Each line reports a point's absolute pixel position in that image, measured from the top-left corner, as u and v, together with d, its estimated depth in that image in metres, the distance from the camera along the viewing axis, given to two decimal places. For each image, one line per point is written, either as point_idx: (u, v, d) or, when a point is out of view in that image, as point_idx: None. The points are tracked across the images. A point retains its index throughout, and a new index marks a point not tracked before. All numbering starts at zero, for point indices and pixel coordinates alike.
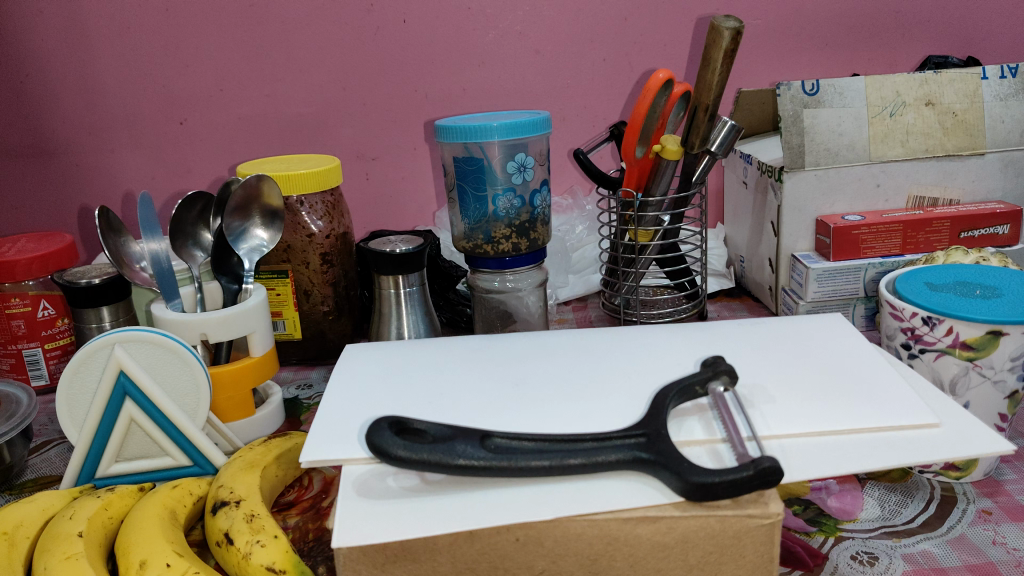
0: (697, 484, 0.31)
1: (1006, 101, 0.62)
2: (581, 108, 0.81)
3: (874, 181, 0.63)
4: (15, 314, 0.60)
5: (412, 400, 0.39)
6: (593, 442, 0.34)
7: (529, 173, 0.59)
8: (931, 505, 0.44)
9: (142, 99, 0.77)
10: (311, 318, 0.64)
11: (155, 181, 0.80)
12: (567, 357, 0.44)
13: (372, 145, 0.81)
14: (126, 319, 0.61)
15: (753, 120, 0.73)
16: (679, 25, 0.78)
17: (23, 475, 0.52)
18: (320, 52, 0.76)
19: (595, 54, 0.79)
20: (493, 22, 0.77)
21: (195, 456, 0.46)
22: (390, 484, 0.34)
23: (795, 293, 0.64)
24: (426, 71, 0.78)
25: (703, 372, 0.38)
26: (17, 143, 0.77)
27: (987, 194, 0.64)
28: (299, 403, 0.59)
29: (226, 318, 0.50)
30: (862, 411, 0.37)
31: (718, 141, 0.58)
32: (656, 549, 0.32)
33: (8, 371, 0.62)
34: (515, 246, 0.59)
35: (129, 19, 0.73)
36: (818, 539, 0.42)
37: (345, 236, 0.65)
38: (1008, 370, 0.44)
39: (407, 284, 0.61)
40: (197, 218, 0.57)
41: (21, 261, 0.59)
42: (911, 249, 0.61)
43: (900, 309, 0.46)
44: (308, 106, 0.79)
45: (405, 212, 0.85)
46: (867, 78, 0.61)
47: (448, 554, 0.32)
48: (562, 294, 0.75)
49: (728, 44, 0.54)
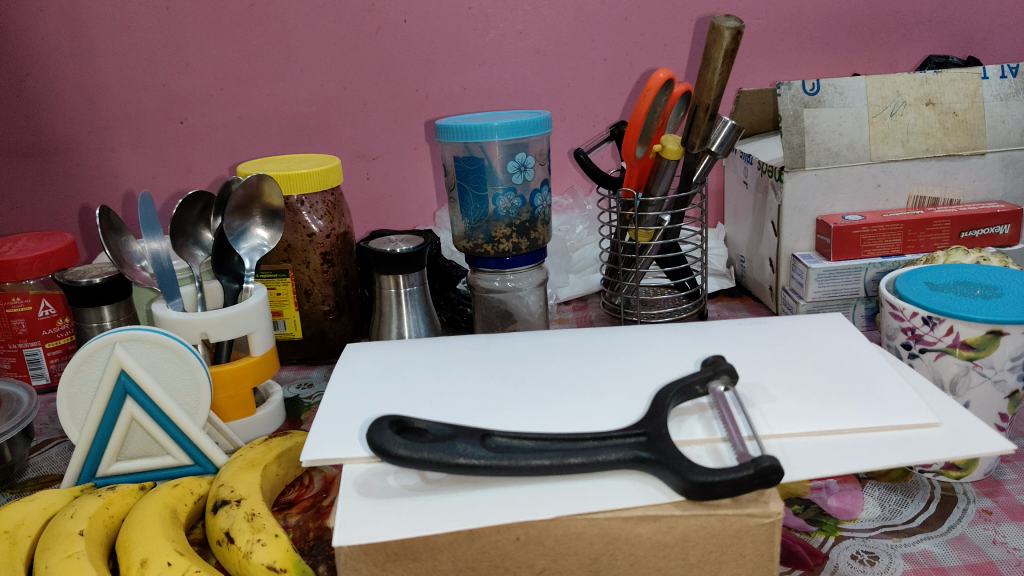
0: (697, 483, 0.31)
1: (1006, 101, 0.62)
2: (581, 108, 0.81)
3: (874, 181, 0.63)
4: (16, 313, 0.60)
5: (412, 399, 0.39)
6: (592, 441, 0.34)
7: (530, 173, 0.59)
8: (931, 504, 0.44)
9: (142, 99, 0.77)
10: (311, 318, 0.64)
11: (155, 181, 0.80)
12: (567, 357, 0.44)
13: (372, 145, 0.81)
14: (126, 319, 0.61)
15: (753, 120, 0.73)
16: (679, 25, 0.78)
17: (23, 474, 0.52)
18: (320, 51, 0.76)
19: (596, 54, 0.79)
20: (493, 22, 0.77)
21: (196, 455, 0.46)
22: (390, 483, 0.34)
23: (795, 293, 0.64)
24: (426, 70, 0.78)
25: (703, 372, 0.38)
26: (18, 142, 0.77)
27: (987, 194, 0.64)
28: (299, 402, 0.59)
29: (227, 318, 0.50)
30: (862, 410, 0.37)
31: (718, 140, 0.58)
32: (656, 548, 0.32)
33: (8, 370, 0.62)
34: (516, 246, 0.59)
35: (129, 19, 0.73)
36: (818, 538, 0.42)
37: (345, 236, 0.65)
38: (1008, 370, 0.44)
39: (407, 284, 0.61)
40: (197, 217, 0.57)
41: (21, 261, 0.59)
42: (912, 249, 0.61)
43: (900, 309, 0.46)
44: (309, 106, 0.79)
45: (405, 211, 0.85)
46: (867, 78, 0.61)
47: (448, 553, 0.32)
48: (562, 294, 0.75)
49: (728, 44, 0.54)
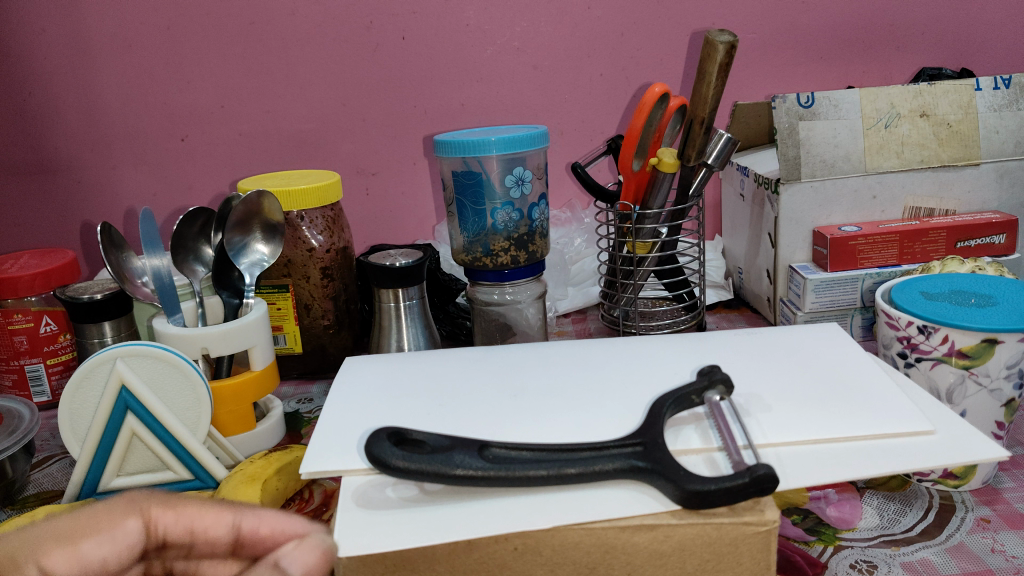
0: (694, 492, 0.31)
1: (1000, 111, 0.62)
2: (578, 122, 0.82)
3: (870, 193, 0.63)
4: (18, 330, 0.60)
5: (413, 410, 0.40)
6: (590, 451, 0.34)
7: (528, 188, 0.59)
8: (930, 513, 0.44)
9: (144, 116, 0.77)
10: (311, 332, 0.65)
11: (156, 197, 0.81)
12: (566, 367, 0.45)
13: (372, 161, 0.82)
14: (127, 334, 0.61)
15: (749, 132, 0.74)
16: (674, 40, 0.79)
17: (25, 490, 0.52)
18: (319, 68, 0.77)
19: (592, 69, 0.80)
20: (491, 38, 0.78)
21: (197, 470, 0.46)
22: (389, 495, 0.34)
23: (794, 303, 0.64)
24: (425, 86, 0.79)
25: (700, 381, 0.38)
26: (19, 160, 0.78)
27: (982, 204, 0.64)
28: (299, 416, 0.59)
29: (227, 333, 0.51)
30: (859, 419, 0.37)
31: (713, 153, 0.58)
32: (653, 557, 0.32)
33: (10, 387, 0.62)
34: (514, 259, 0.59)
35: (132, 37, 0.74)
36: (818, 548, 0.42)
37: (345, 250, 0.65)
38: (1004, 379, 0.44)
39: (407, 298, 0.61)
40: (198, 232, 0.58)
41: (23, 278, 0.60)
42: (908, 259, 0.62)
43: (895, 318, 0.47)
44: (309, 122, 0.79)
45: (405, 226, 0.85)
46: (861, 90, 0.62)
47: (446, 562, 0.33)
48: (562, 306, 0.75)
49: (722, 57, 0.55)
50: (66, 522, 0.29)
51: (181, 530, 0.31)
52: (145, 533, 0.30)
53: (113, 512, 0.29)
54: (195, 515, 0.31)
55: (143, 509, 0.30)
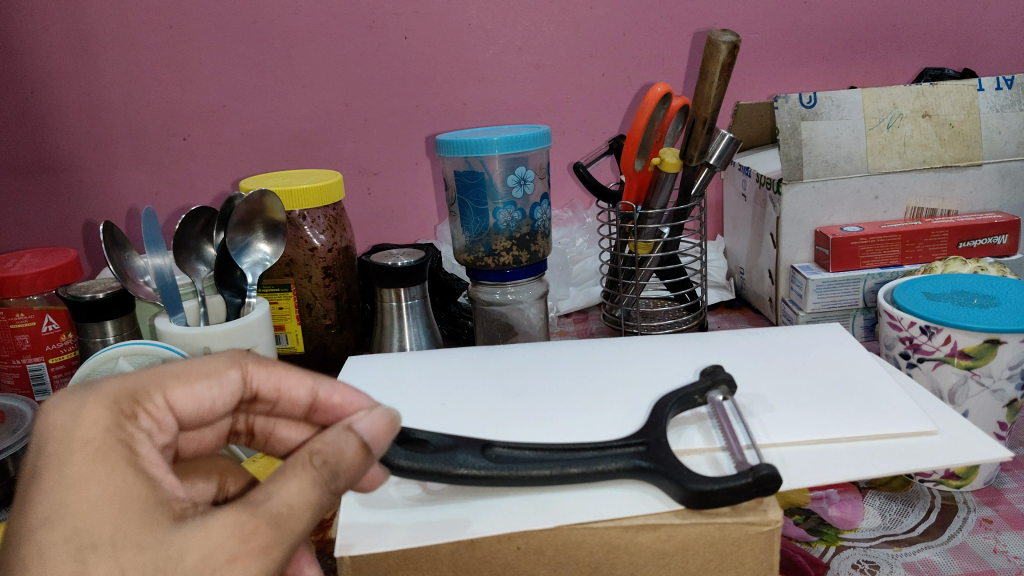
0: (696, 491, 0.31)
1: (1002, 112, 0.62)
2: (580, 122, 0.82)
3: (872, 193, 0.63)
4: (20, 329, 0.60)
5: (416, 409, 0.40)
6: (593, 450, 0.34)
7: (529, 188, 0.59)
8: (931, 513, 0.44)
9: (146, 115, 0.78)
10: (313, 332, 0.65)
11: (158, 196, 0.81)
12: (568, 367, 0.45)
13: (374, 161, 0.82)
14: (129, 333, 0.61)
15: (751, 132, 0.74)
16: (676, 40, 0.79)
17: None
18: (321, 68, 0.77)
19: (594, 69, 0.80)
20: (493, 38, 0.78)
21: None
22: (392, 494, 0.34)
23: (795, 304, 0.64)
24: (427, 86, 0.79)
25: (703, 381, 0.38)
26: (21, 159, 0.78)
27: (984, 204, 0.64)
28: None
29: (229, 332, 0.51)
30: (861, 419, 0.37)
31: (717, 152, 0.58)
32: (657, 557, 0.32)
33: (13, 385, 0.62)
34: (516, 259, 0.59)
35: (135, 36, 0.75)
36: (819, 548, 0.42)
37: (347, 250, 0.66)
38: (1006, 379, 0.44)
39: (408, 297, 0.61)
40: (200, 232, 0.58)
41: (26, 276, 0.60)
42: (911, 259, 0.62)
43: (897, 318, 0.47)
44: (311, 122, 0.79)
45: (406, 225, 0.85)
46: (864, 90, 0.62)
47: (448, 561, 0.32)
48: (563, 306, 0.75)
49: (725, 57, 0.54)
50: (181, 366, 0.32)
51: (272, 387, 0.35)
52: (243, 384, 0.34)
53: (221, 362, 0.34)
54: (283, 376, 0.35)
55: (243, 364, 0.34)
